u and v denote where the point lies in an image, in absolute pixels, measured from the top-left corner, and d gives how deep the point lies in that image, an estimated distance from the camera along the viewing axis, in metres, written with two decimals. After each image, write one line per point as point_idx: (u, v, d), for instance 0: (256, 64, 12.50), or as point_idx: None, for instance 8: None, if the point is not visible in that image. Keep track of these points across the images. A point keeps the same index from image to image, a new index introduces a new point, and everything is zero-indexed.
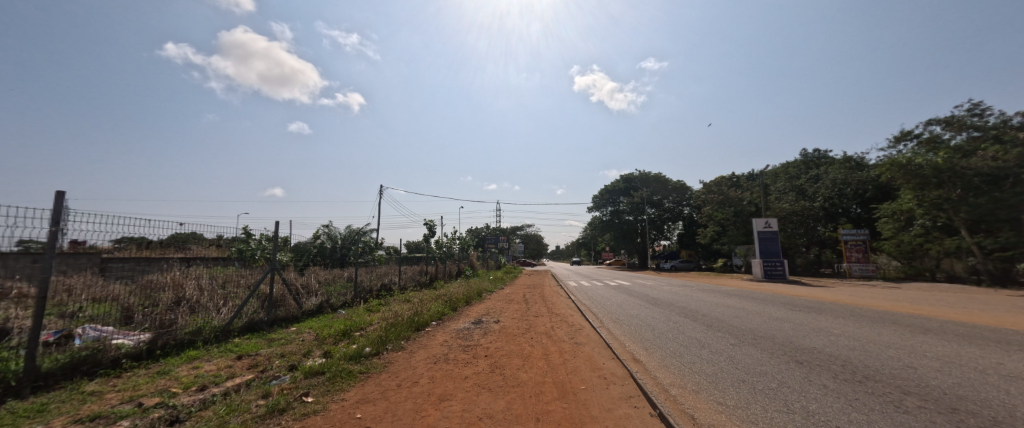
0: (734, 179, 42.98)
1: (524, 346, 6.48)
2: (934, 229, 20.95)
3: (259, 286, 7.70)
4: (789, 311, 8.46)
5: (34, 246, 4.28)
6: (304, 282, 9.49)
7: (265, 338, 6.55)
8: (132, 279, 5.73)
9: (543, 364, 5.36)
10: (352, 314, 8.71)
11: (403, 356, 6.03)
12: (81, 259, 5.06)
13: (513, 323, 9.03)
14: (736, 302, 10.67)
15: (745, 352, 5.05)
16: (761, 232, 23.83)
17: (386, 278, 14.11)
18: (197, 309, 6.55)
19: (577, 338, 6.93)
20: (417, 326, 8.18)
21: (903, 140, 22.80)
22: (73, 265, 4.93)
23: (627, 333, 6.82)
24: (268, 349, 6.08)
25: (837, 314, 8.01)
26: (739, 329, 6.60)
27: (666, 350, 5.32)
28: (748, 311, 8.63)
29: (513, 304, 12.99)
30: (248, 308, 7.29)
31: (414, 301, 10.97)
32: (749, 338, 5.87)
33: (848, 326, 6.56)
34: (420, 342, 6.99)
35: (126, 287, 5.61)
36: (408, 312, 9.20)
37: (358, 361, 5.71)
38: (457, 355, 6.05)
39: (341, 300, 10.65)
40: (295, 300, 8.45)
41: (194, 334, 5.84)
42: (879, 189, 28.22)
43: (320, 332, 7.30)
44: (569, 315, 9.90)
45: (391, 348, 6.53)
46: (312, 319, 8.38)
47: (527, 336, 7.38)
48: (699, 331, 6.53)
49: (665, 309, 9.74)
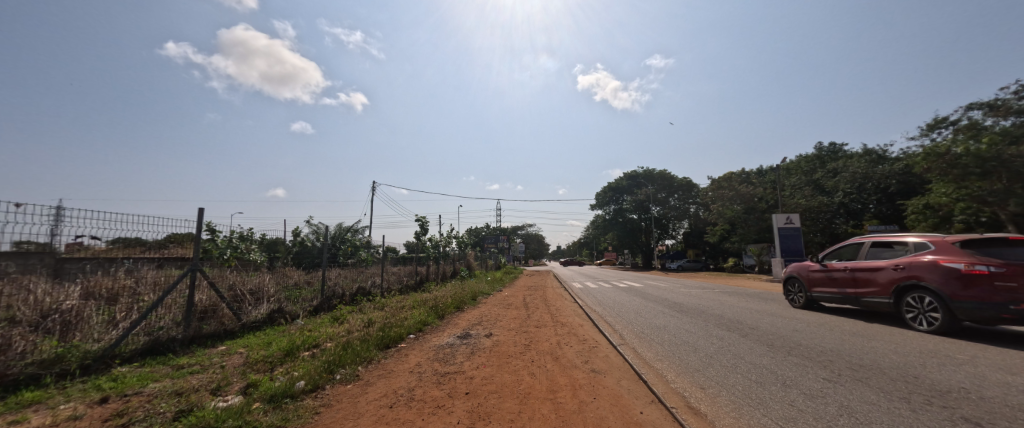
0: (744, 175, 41.12)
1: (522, 377, 4.68)
2: (977, 225, 18.90)
3: (176, 289, 5.89)
4: (860, 323, 6.65)
5: (29, 246, 4.68)
6: (254, 285, 7.60)
7: (170, 365, 4.84)
8: (23, 289, 4.47)
9: (550, 412, 3.58)
10: (308, 325, 6.93)
11: (350, 394, 4.26)
12: (31, 260, 4.71)
13: (509, 337, 7.26)
14: (778, 308, 8.87)
15: (862, 399, 3.26)
16: (782, 229, 22.02)
17: (368, 280, 12.37)
18: (73, 328, 4.71)
19: (594, 362, 5.16)
20: (388, 343, 6.40)
21: (936, 127, 20.98)
22: (19, 267, 4.52)
23: (662, 355, 5.03)
24: (161, 383, 4.34)
25: (929, 327, 6.19)
26: (817, 352, 4.82)
27: (734, 392, 3.56)
28: (806, 322, 6.82)
29: (511, 310, 11.23)
30: (156, 321, 5.50)
31: (392, 308, 9.20)
32: (844, 369, 4.08)
33: (970, 347, 4.77)
34: (384, 368, 5.22)
35: (16, 300, 4.35)
36: (380, 322, 7.46)
37: (279, 405, 3.90)
38: (427, 392, 4.27)
39: (307, 306, 9.01)
40: (232, 310, 6.67)
41: (43, 366, 4.03)
42: (904, 183, 26.20)
43: (253, 354, 5.54)
44: (579, 325, 8.13)
45: (338, 379, 4.72)
46: (253, 334, 6.60)
47: (525, 358, 5.60)
48: (763, 355, 4.73)
49: (696, 318, 7.93)
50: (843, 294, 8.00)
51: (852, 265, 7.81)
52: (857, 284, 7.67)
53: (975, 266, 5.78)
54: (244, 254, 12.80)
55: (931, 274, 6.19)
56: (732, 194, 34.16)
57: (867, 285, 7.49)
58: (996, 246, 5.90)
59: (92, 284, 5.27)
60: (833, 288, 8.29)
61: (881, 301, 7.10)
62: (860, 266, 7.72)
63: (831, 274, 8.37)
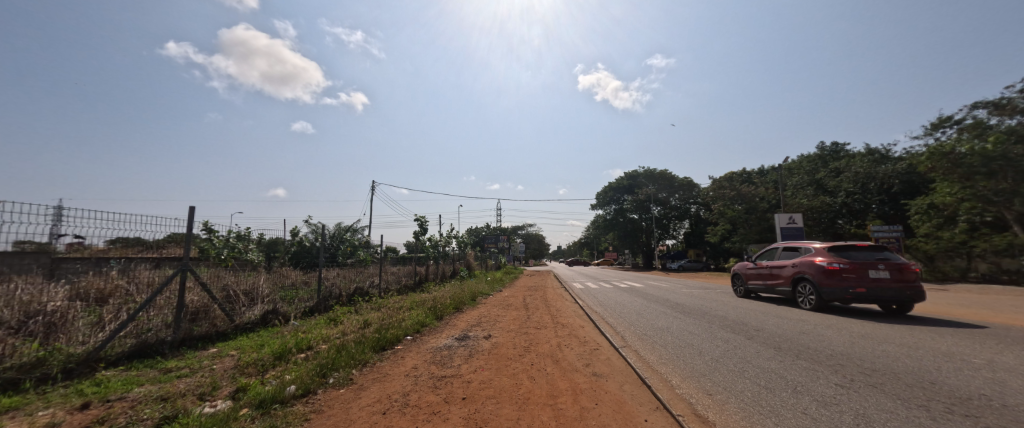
0: (746, 175, 40.92)
1: (521, 381, 4.52)
2: (982, 226, 18.73)
3: (166, 289, 5.74)
4: (868, 325, 6.48)
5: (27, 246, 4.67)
6: (248, 285, 7.43)
7: (157, 369, 4.68)
8: (9, 290, 4.34)
9: (550, 419, 3.41)
10: (303, 327, 6.77)
11: (343, 400, 4.11)
12: (26, 260, 4.67)
13: (508, 338, 7.10)
14: (783, 309, 8.69)
15: (878, 406, 3.10)
16: (785, 229, 21.84)
17: (366, 281, 12.20)
18: (57, 331, 4.56)
19: (595, 365, 5.00)
20: (383, 345, 6.23)
21: (941, 126, 20.80)
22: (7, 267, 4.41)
23: (665, 359, 4.87)
24: (147, 388, 4.18)
25: (939, 330, 6.02)
26: (826, 355, 4.66)
27: (742, 398, 3.39)
28: (812, 324, 6.66)
29: (510, 311, 11.07)
30: (145, 323, 5.35)
31: (390, 309, 9.04)
32: (857, 374, 3.91)
33: (986, 351, 4.59)
34: (379, 372, 5.07)
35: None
36: (377, 323, 7.30)
37: (267, 411, 3.74)
38: (422, 397, 4.11)
39: (303, 307, 8.86)
40: (225, 310, 6.53)
41: (23, 370, 3.88)
42: (907, 183, 25.99)
43: (244, 357, 5.38)
44: (580, 327, 7.97)
45: (330, 384, 4.56)
46: (245, 336, 6.44)
47: (524, 361, 5.44)
48: (771, 359, 4.56)
49: (699, 319, 7.77)
50: (764, 285, 10.72)
51: (768, 263, 10.56)
52: (771, 276, 10.38)
53: (834, 263, 8.56)
54: (241, 253, 12.65)
55: (808, 267, 8.94)
56: (733, 193, 34.00)
57: (778, 277, 10.22)
58: (851, 250, 8.67)
59: (81, 285, 5.13)
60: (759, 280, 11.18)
61: (783, 288, 9.86)
62: (774, 263, 10.54)
63: (758, 270, 11.09)
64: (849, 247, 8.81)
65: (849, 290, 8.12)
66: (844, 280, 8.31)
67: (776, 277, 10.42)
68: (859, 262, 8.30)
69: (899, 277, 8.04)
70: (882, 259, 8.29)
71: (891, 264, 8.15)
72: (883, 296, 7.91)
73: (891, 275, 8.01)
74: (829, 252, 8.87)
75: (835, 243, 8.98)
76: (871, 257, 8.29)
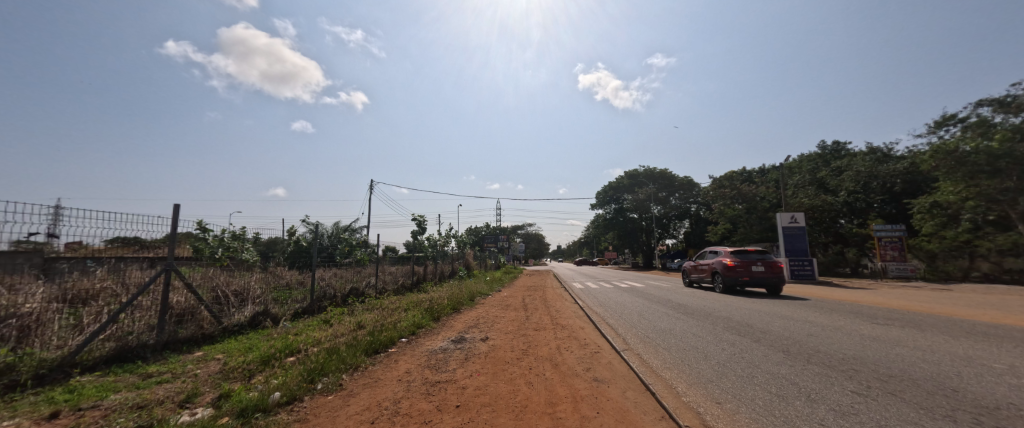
0: (746, 174, 40.77)
1: (519, 387, 4.29)
2: (985, 225, 18.35)
3: (149, 290, 5.52)
4: (877, 327, 6.26)
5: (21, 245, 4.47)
6: (239, 286, 7.23)
7: (137, 374, 4.47)
8: None
9: None
10: (295, 329, 6.59)
11: (330, 408, 3.88)
12: (16, 259, 4.49)
13: (506, 340, 6.89)
14: (787, 310, 8.49)
15: (900, 417, 2.89)
16: (787, 228, 21.64)
17: (362, 281, 11.97)
18: (30, 334, 4.33)
19: (596, 370, 4.79)
20: (376, 348, 6.02)
21: (945, 125, 20.58)
22: None
23: (670, 363, 4.66)
24: (124, 395, 3.96)
25: (951, 332, 5.81)
26: (838, 359, 4.45)
27: (754, 407, 3.18)
28: (819, 326, 6.45)
29: (509, 311, 10.88)
30: (128, 326, 5.15)
31: (386, 310, 8.84)
32: (873, 380, 3.70)
33: (1005, 355, 4.38)
34: (371, 376, 4.86)
35: None
36: (371, 325, 7.09)
37: (249, 420, 3.52)
38: (414, 405, 3.88)
39: (295, 308, 8.64)
40: (212, 312, 6.33)
41: None
42: (909, 182, 25.79)
43: (231, 361, 5.16)
44: (580, 328, 7.77)
45: (318, 390, 4.35)
46: (234, 339, 6.23)
47: (522, 365, 5.23)
48: (780, 363, 4.35)
49: (703, 320, 7.56)
50: (697, 276, 15.31)
51: (700, 261, 15.09)
52: (702, 270, 14.98)
53: (733, 261, 13.16)
54: (236, 253, 12.42)
55: (720, 264, 13.43)
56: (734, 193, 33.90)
57: (705, 271, 14.77)
58: (746, 253, 13.26)
59: (66, 285, 4.95)
60: (695, 273, 15.83)
61: (707, 278, 14.41)
62: (703, 261, 15.13)
63: (694, 266, 15.66)
64: (747, 251, 13.34)
65: (740, 278, 12.69)
66: (739, 271, 12.85)
67: (705, 271, 14.97)
68: (747, 260, 12.94)
69: (770, 270, 12.73)
70: (762, 258, 12.91)
71: (767, 261, 12.78)
72: (759, 281, 12.55)
73: (766, 269, 12.69)
74: (733, 254, 13.40)
75: (738, 248, 13.51)
76: (755, 258, 12.94)
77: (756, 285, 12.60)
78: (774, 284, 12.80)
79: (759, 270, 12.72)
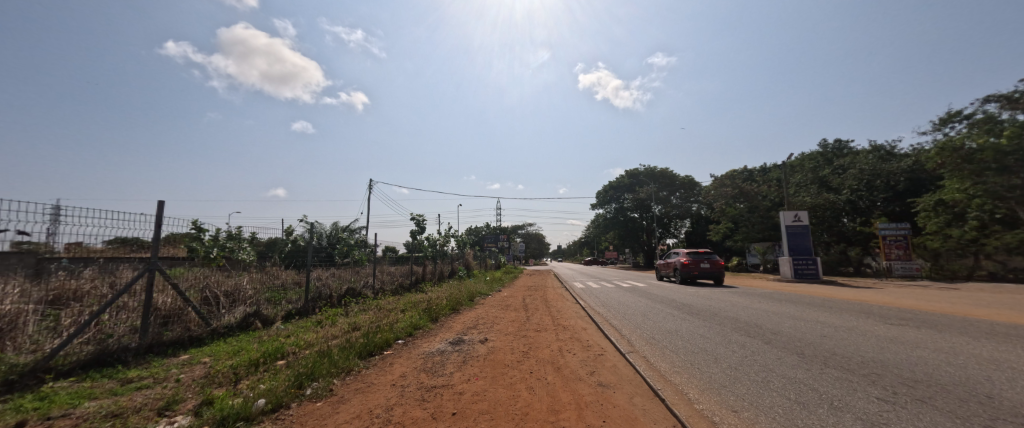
0: (747, 173, 40.53)
1: (519, 393, 4.05)
2: (993, 223, 18.00)
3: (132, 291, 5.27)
4: (893, 328, 5.99)
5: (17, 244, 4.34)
6: (231, 286, 7.01)
7: (116, 380, 4.22)
8: None
9: None
10: (289, 330, 6.38)
11: (317, 417, 3.62)
12: (9, 259, 4.33)
13: (506, 342, 6.66)
14: (795, 310, 8.24)
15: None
16: (790, 226, 21.40)
17: (358, 281, 11.71)
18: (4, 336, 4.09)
19: (600, 373, 4.56)
20: (371, 351, 5.77)
21: (950, 121, 20.28)
22: None
23: (678, 366, 4.43)
24: (99, 402, 3.72)
25: (971, 333, 5.54)
26: (856, 362, 4.21)
27: (774, 416, 2.94)
28: (831, 327, 6.20)
29: (509, 311, 10.66)
30: (111, 328, 4.92)
31: (383, 311, 8.59)
32: (897, 386, 3.46)
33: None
34: (364, 381, 4.63)
35: None
36: (366, 326, 6.83)
37: None
38: (407, 412, 3.64)
39: (289, 309, 8.39)
40: (200, 314, 6.09)
41: None
42: (913, 180, 25.48)
43: (217, 365, 4.91)
44: (583, 329, 7.53)
45: (307, 396, 4.11)
46: (222, 341, 5.98)
47: (522, 368, 4.99)
48: (796, 367, 4.11)
49: (709, 321, 7.32)
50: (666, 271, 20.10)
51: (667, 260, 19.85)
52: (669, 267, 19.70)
53: (688, 260, 17.89)
54: (232, 253, 12.20)
55: (680, 262, 18.15)
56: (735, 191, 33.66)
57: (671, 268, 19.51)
58: (697, 254, 18.05)
59: (52, 285, 4.75)
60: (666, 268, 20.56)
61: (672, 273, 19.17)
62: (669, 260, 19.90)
63: (664, 264, 20.39)
64: (699, 252, 18.09)
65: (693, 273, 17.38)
66: (692, 268, 17.64)
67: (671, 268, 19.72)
68: (698, 259, 17.71)
69: (715, 266, 17.48)
70: (709, 258, 17.68)
71: (712, 260, 17.55)
72: (706, 274, 17.38)
73: (711, 265, 17.49)
74: (689, 255, 18.15)
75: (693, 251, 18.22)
76: (704, 257, 17.73)
77: (704, 277, 17.45)
78: (719, 276, 17.59)
79: (707, 266, 17.53)
